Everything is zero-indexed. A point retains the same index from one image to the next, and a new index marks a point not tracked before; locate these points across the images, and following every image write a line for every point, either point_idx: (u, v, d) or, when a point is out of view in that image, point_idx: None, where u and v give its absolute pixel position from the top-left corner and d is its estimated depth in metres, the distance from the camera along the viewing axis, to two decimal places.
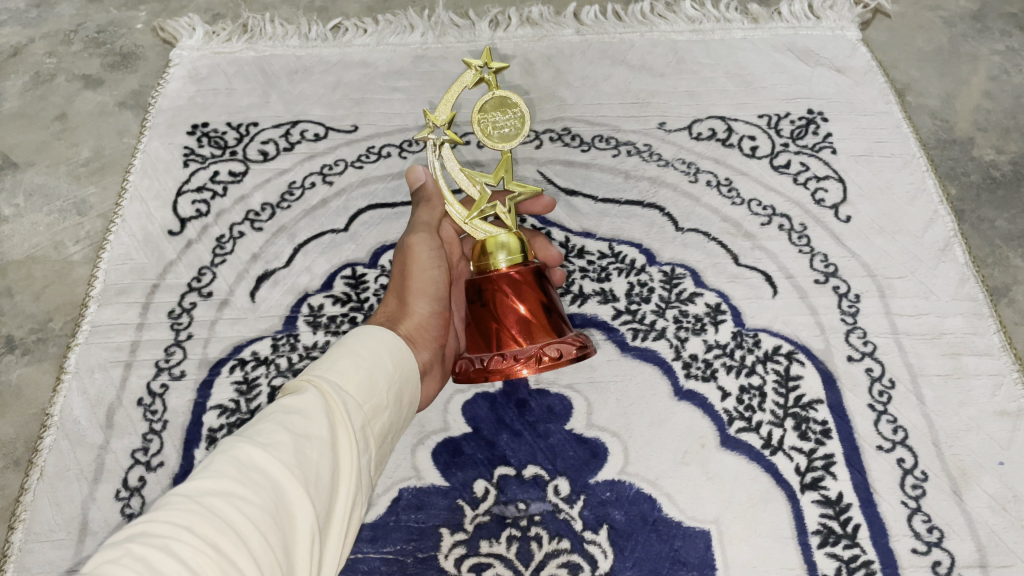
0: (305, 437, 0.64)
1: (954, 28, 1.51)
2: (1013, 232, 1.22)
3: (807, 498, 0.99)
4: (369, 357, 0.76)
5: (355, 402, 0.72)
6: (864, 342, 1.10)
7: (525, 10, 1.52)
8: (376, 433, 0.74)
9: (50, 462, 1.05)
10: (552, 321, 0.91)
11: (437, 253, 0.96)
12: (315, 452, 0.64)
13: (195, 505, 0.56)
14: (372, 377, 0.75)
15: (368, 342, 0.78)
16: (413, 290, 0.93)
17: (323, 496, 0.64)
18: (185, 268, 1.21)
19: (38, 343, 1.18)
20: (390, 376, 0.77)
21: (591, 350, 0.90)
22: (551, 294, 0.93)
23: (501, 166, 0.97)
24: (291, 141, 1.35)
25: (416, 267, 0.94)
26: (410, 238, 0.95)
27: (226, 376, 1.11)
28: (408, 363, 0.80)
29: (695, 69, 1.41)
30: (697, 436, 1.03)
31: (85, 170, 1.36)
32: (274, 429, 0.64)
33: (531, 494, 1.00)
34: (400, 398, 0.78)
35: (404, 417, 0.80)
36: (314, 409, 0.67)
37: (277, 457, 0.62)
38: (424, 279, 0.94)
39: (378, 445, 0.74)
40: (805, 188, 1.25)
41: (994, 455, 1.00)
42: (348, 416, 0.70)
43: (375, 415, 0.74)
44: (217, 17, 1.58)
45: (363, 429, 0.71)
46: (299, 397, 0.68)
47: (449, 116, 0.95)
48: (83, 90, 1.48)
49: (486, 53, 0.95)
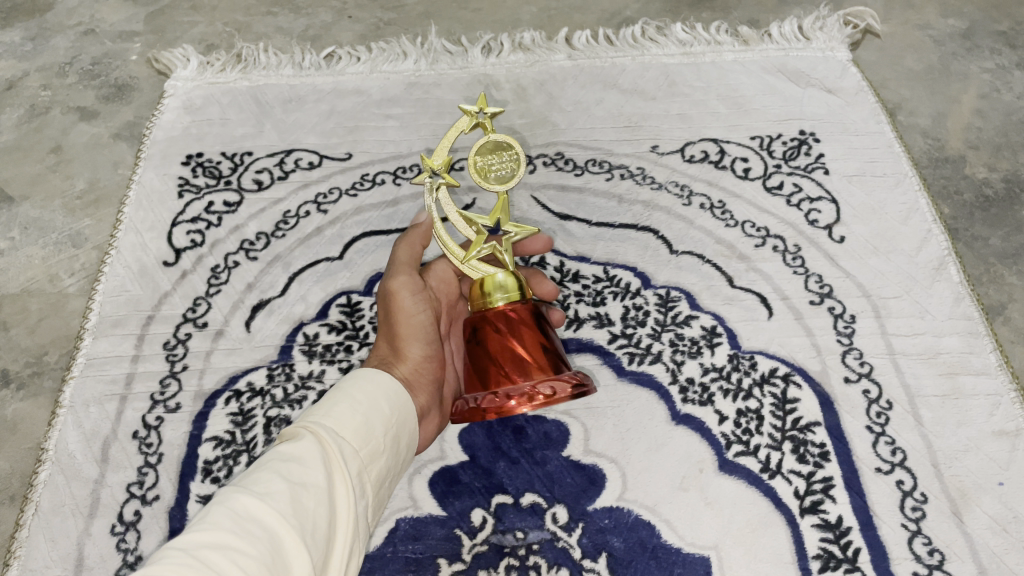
0: (301, 485, 0.63)
1: (944, 46, 1.52)
2: (1007, 250, 1.22)
3: (807, 522, 0.98)
4: (366, 402, 0.75)
5: (351, 449, 0.70)
6: (861, 363, 1.09)
7: (516, 37, 1.53)
8: (374, 478, 0.72)
9: (45, 497, 1.04)
10: (548, 360, 0.89)
11: (421, 296, 0.92)
12: (313, 501, 0.63)
13: (190, 559, 0.54)
14: (368, 422, 0.73)
15: (364, 386, 0.76)
16: (402, 336, 0.90)
17: (321, 547, 0.62)
18: (180, 299, 1.21)
19: (33, 376, 1.17)
20: (388, 420, 0.75)
21: (589, 389, 0.87)
22: (548, 335, 0.92)
23: (497, 207, 0.96)
24: (285, 170, 1.35)
25: (401, 314, 0.91)
26: (392, 282, 0.91)
27: (222, 407, 1.10)
28: (406, 407, 0.78)
29: (687, 92, 1.42)
30: (696, 460, 1.02)
31: (79, 202, 1.36)
32: (270, 478, 0.62)
33: (529, 523, 0.99)
34: (396, 443, 0.76)
35: (402, 462, 0.78)
36: (310, 457, 0.66)
37: (274, 507, 0.60)
38: (413, 324, 0.91)
39: (376, 491, 0.72)
40: (799, 209, 1.25)
41: (993, 476, 1.00)
42: (345, 463, 0.68)
43: (372, 461, 0.72)
44: (211, 47, 1.59)
45: (361, 476, 0.70)
46: (296, 445, 0.66)
47: (446, 162, 0.94)
48: (77, 122, 1.49)
49: (482, 99, 0.94)
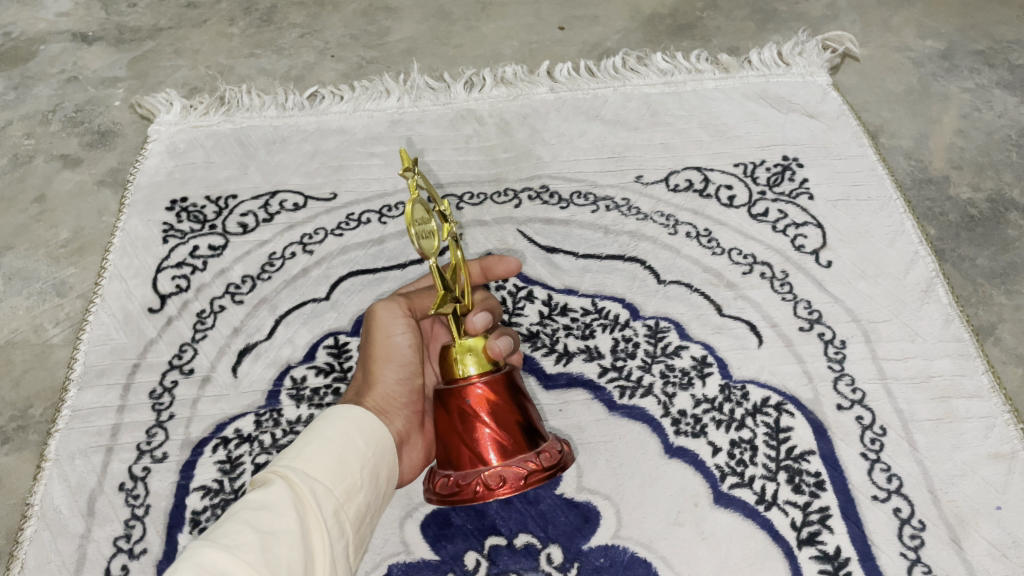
0: (273, 534, 0.61)
1: (923, 68, 1.54)
2: (995, 270, 1.22)
3: (804, 554, 0.96)
4: (338, 440, 0.72)
5: (324, 489, 0.68)
6: (853, 389, 1.08)
7: (499, 72, 1.55)
8: (352, 517, 0.69)
9: (31, 554, 1.01)
10: (443, 452, 0.85)
11: (404, 318, 0.88)
12: (285, 548, 0.61)
13: None
14: (341, 461, 0.70)
15: (337, 424, 0.73)
16: (377, 356, 0.87)
17: None
18: (166, 346, 1.19)
19: (18, 430, 1.15)
20: (362, 456, 0.72)
21: (438, 501, 0.83)
22: (458, 424, 0.84)
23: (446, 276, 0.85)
24: (270, 213, 1.35)
25: (380, 333, 0.87)
26: (375, 302, 0.88)
27: (209, 456, 1.08)
28: (381, 440, 0.76)
29: (669, 121, 1.42)
30: (690, 494, 1.01)
31: (64, 251, 1.35)
32: (238, 529, 0.60)
33: (523, 564, 0.97)
34: (375, 478, 0.73)
35: (382, 499, 0.75)
36: (280, 502, 0.63)
37: (244, 560, 0.59)
38: (391, 346, 0.87)
39: (356, 530, 0.70)
40: (784, 235, 1.25)
41: (991, 500, 0.98)
42: (318, 504, 0.66)
43: (349, 499, 0.69)
44: (195, 91, 1.60)
45: (337, 517, 0.67)
46: (265, 491, 0.64)
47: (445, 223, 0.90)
48: (61, 170, 1.48)
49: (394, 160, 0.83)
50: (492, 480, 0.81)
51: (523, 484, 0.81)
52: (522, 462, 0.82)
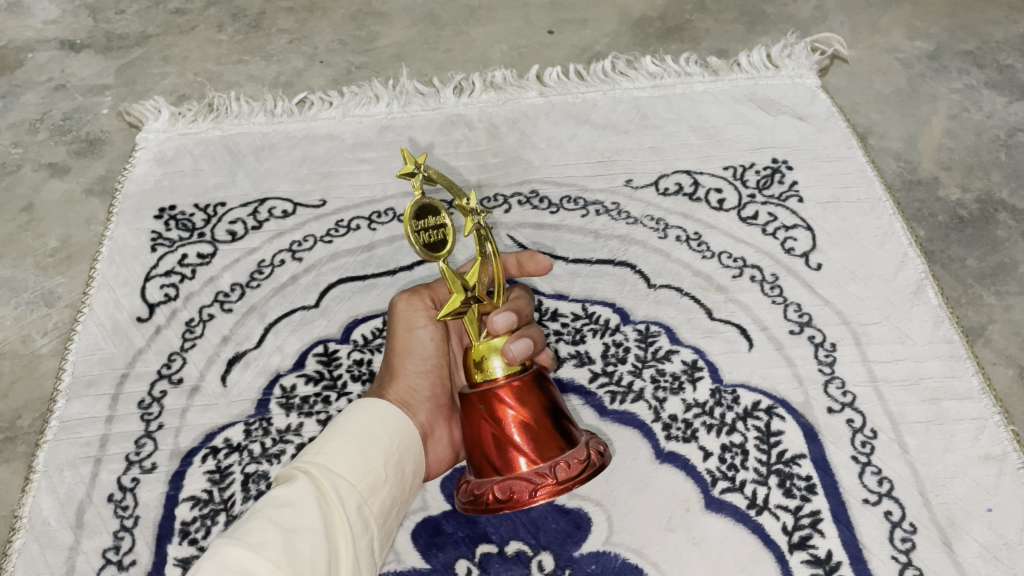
0: (295, 531, 0.62)
1: (911, 69, 1.54)
2: (985, 270, 1.23)
3: (796, 558, 0.95)
4: (361, 436, 0.73)
5: (347, 484, 0.69)
6: (843, 393, 1.08)
7: (488, 76, 1.55)
8: (376, 512, 0.70)
9: (19, 566, 1.00)
10: (470, 455, 0.83)
11: (426, 312, 0.90)
12: (307, 544, 0.62)
13: None
14: (364, 457, 0.72)
15: (360, 418, 0.75)
16: (400, 350, 0.89)
17: None
18: (155, 355, 1.19)
19: (5, 442, 1.14)
20: (386, 451, 0.74)
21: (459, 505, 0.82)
22: (477, 430, 0.81)
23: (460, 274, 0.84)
24: (258, 220, 1.34)
25: (403, 327, 0.90)
26: (397, 298, 0.91)
27: (198, 466, 1.08)
28: (404, 434, 0.77)
29: (659, 124, 1.42)
30: (681, 499, 1.00)
31: (52, 260, 1.35)
32: (261, 527, 0.61)
33: (514, 572, 0.96)
34: (399, 472, 0.75)
35: (406, 493, 0.76)
36: (303, 499, 0.64)
37: (268, 556, 0.59)
38: (413, 340, 0.90)
39: (380, 525, 0.71)
40: (774, 238, 1.25)
41: (982, 502, 0.98)
42: (340, 500, 0.67)
43: (371, 495, 0.70)
44: (183, 98, 1.59)
45: (361, 512, 0.68)
46: (288, 488, 0.65)
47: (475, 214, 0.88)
48: (48, 179, 1.47)
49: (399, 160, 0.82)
50: (495, 494, 0.78)
51: (529, 499, 0.78)
52: (533, 476, 0.78)
